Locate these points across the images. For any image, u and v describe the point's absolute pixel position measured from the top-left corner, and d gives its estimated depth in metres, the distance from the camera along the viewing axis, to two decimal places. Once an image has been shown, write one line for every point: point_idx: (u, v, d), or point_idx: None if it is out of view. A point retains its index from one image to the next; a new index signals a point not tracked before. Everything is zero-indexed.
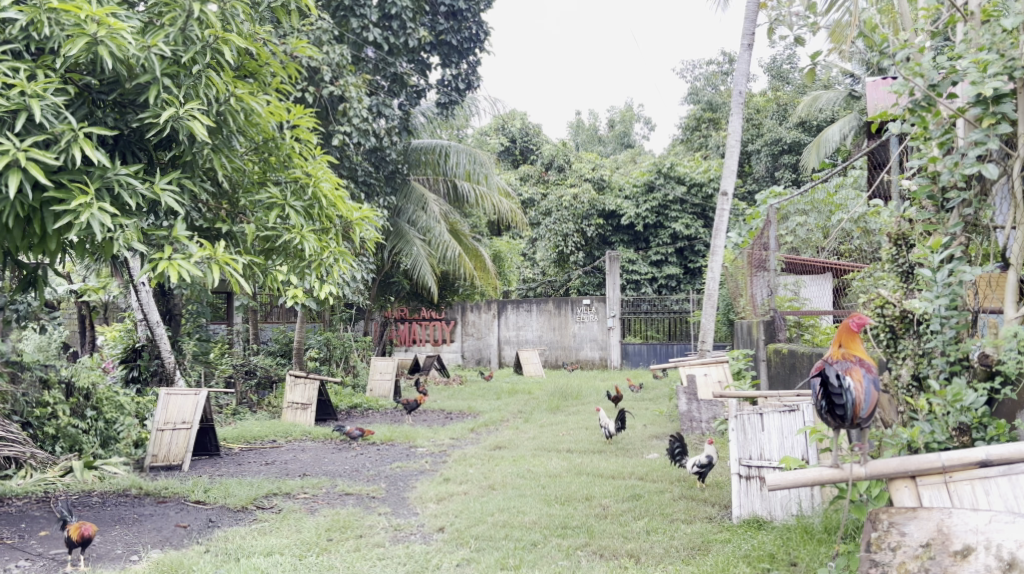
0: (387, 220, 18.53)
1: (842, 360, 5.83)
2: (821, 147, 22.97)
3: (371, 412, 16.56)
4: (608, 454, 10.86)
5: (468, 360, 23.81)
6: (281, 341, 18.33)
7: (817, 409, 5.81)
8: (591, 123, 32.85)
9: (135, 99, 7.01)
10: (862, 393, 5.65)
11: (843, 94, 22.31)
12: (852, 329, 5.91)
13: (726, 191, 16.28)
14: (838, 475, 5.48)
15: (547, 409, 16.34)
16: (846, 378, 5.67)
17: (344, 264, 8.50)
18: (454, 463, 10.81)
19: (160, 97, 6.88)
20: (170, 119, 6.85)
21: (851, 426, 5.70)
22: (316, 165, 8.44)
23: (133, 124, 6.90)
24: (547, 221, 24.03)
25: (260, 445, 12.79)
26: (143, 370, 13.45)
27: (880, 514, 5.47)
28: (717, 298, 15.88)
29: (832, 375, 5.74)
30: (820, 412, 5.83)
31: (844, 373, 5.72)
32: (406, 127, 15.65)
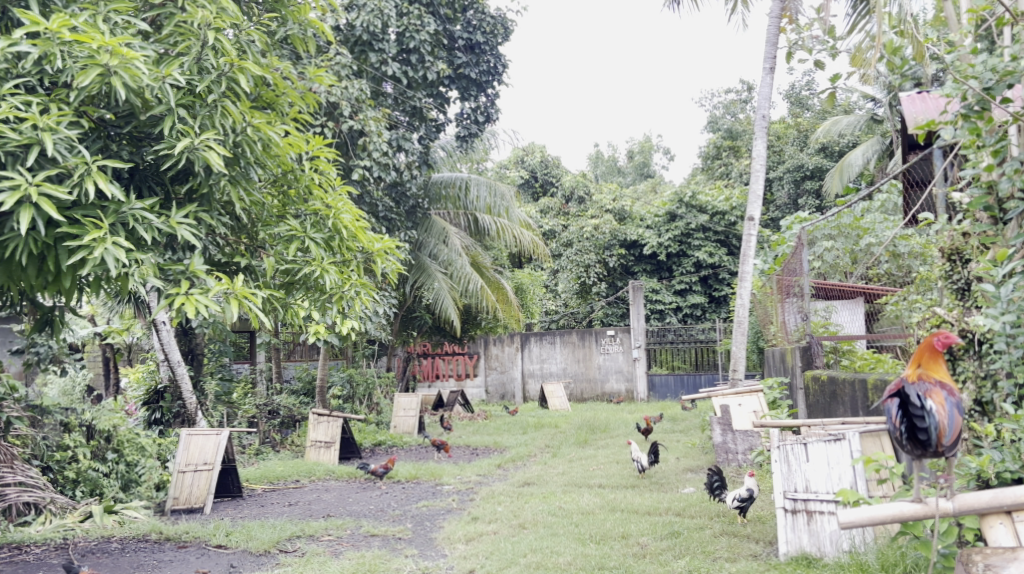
0: (409, 254, 18.35)
1: (921, 380, 5.58)
2: (844, 172, 22.73)
3: (395, 449, 16.26)
4: (641, 489, 10.52)
5: (492, 395, 23.46)
6: (304, 379, 18.11)
7: (896, 432, 5.60)
8: (610, 154, 32.76)
9: (151, 131, 6.78)
10: (946, 418, 5.44)
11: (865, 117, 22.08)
12: (935, 347, 5.64)
13: (752, 216, 15.99)
14: (924, 511, 5.32)
15: (575, 443, 16.00)
16: (929, 402, 5.46)
17: (366, 297, 8.22)
18: (482, 501, 10.48)
19: (175, 127, 6.65)
20: (185, 150, 6.63)
21: (933, 453, 5.50)
22: (336, 197, 8.12)
23: (148, 157, 6.67)
24: (568, 252, 23.81)
25: (282, 485, 12.49)
26: (165, 412, 13.22)
27: (972, 557, 5.54)
28: (748, 325, 15.60)
29: (913, 397, 5.53)
30: (898, 437, 5.62)
31: (926, 396, 5.50)
32: (426, 160, 15.47)
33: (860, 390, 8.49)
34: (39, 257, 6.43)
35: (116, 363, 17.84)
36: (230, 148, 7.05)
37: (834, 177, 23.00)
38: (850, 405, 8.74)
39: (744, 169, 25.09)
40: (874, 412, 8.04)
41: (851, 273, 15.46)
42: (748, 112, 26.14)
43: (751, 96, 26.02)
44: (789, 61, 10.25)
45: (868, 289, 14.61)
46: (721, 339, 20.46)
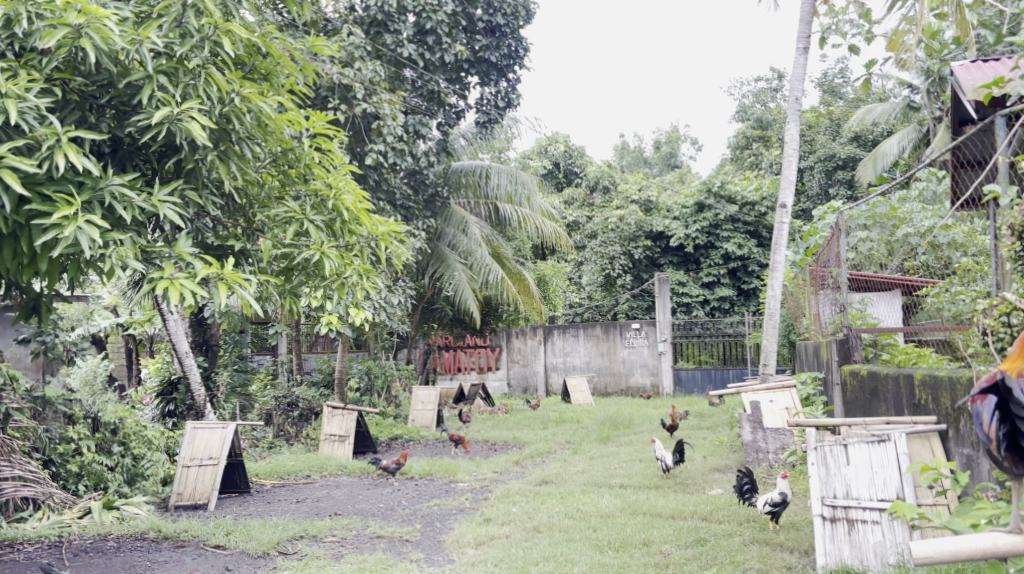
0: (427, 244, 17.79)
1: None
2: (878, 161, 22.04)
3: (413, 444, 15.71)
4: (666, 490, 9.92)
5: (514, 389, 22.91)
6: (323, 372, 17.62)
7: (993, 438, 4.69)
8: (636, 145, 32.07)
9: (130, 100, 6.34)
10: None
11: (901, 104, 21.33)
12: None
13: (784, 203, 15.36)
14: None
15: (597, 439, 15.42)
16: None
17: (371, 285, 7.72)
18: (497, 501, 9.90)
19: (155, 97, 6.20)
20: (166, 120, 6.18)
21: None
22: (338, 175, 7.53)
23: (127, 128, 6.23)
24: (593, 244, 23.20)
25: (292, 481, 11.94)
26: (179, 404, 12.55)
27: None
28: (779, 317, 14.97)
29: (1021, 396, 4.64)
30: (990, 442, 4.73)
31: None
32: (444, 147, 14.90)
33: (905, 385, 7.79)
34: (12, 238, 5.93)
35: (139, 354, 17.38)
36: (216, 120, 6.58)
37: (867, 167, 22.32)
38: (894, 402, 8.07)
39: (775, 160, 24.35)
40: (922, 410, 7.34)
41: (887, 264, 14.80)
42: (778, 100, 25.41)
43: (782, 84, 25.30)
44: (822, 45, 9.65)
45: (905, 281, 13.95)
46: (750, 333, 19.81)
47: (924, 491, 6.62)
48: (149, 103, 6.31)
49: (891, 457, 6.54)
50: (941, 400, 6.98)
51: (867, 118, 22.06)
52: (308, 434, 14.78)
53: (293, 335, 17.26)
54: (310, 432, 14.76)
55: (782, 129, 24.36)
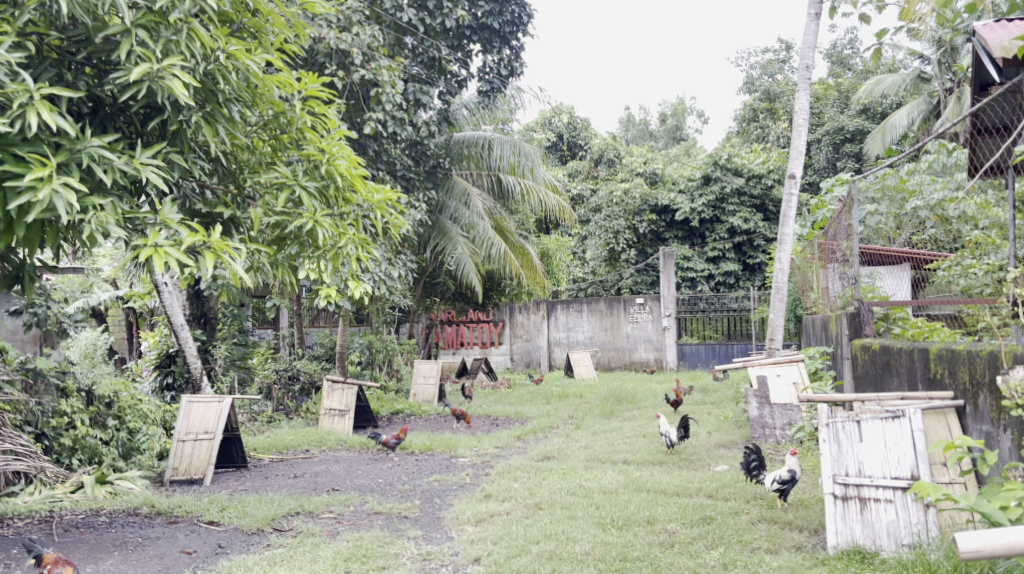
0: (429, 216, 17.52)
1: None
2: (886, 134, 21.68)
3: (414, 418, 15.49)
4: (670, 466, 9.70)
5: (518, 363, 22.71)
6: (325, 345, 17.41)
7: None
8: (642, 117, 31.69)
9: (108, 56, 6.28)
10: None
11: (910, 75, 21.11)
12: None
13: (794, 174, 15.12)
14: None
15: (601, 414, 15.22)
16: None
17: (365, 254, 7.48)
18: (498, 476, 9.69)
19: (134, 53, 6.11)
20: (146, 78, 6.11)
21: None
22: (331, 141, 7.29)
23: (106, 86, 6.18)
24: (597, 218, 22.92)
25: (291, 456, 11.72)
26: (177, 377, 12.22)
27: None
28: (787, 291, 14.72)
29: None
30: None
31: None
32: (446, 117, 14.63)
33: (920, 359, 7.57)
34: None
35: (140, 327, 17.13)
36: (200, 78, 6.50)
37: (876, 140, 21.96)
38: (907, 377, 7.85)
39: (783, 133, 23.99)
40: (937, 385, 7.11)
41: (896, 238, 14.52)
42: (786, 72, 25.03)
43: (790, 56, 24.91)
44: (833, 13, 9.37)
45: (916, 254, 13.71)
46: (755, 307, 19.55)
47: (939, 469, 6.40)
48: (129, 59, 6.23)
49: (905, 433, 6.39)
50: (957, 375, 6.75)
51: (876, 89, 21.72)
52: (308, 409, 14.55)
53: (294, 309, 17.03)
54: (310, 407, 14.54)
55: (790, 102, 24.00)
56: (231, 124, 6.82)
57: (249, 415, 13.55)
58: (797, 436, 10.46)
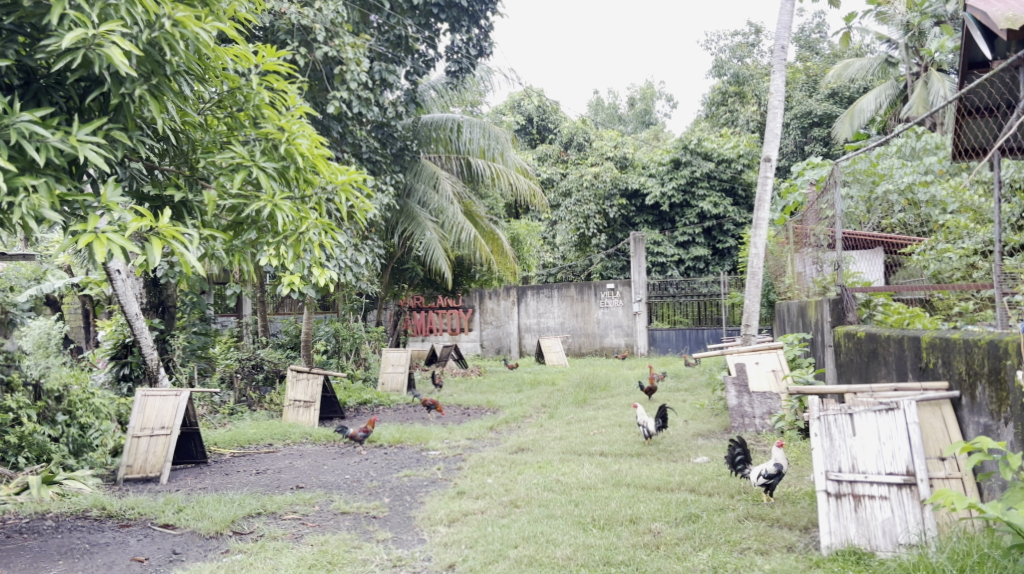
0: (397, 200, 17.05)
1: None
2: (854, 118, 21.53)
3: (382, 408, 15.07)
4: (649, 458, 9.36)
5: (488, 350, 22.33)
6: (290, 334, 16.94)
7: None
8: (611, 101, 31.32)
9: (38, 22, 6.00)
10: None
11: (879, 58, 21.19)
12: None
13: (769, 157, 14.83)
14: None
15: (574, 403, 14.88)
16: None
17: (328, 239, 7.14)
18: (471, 471, 9.31)
19: (67, 17, 5.82)
20: (81, 47, 5.83)
21: None
22: (291, 118, 6.89)
23: (38, 55, 5.91)
24: (567, 202, 22.56)
25: (254, 450, 11.27)
26: (134, 367, 11.72)
27: None
28: (762, 276, 14.42)
29: None
30: None
31: None
32: (413, 98, 14.21)
33: (911, 348, 7.25)
34: None
35: (95, 316, 16.53)
36: (143, 48, 6.15)
37: (843, 124, 21.77)
38: (897, 366, 7.52)
39: (752, 117, 23.71)
40: (930, 375, 6.81)
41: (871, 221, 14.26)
42: (755, 56, 24.77)
43: (759, 39, 24.62)
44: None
45: (892, 238, 13.47)
46: (726, 293, 19.27)
47: (935, 464, 6.12)
48: (62, 25, 5.93)
49: (899, 426, 6.08)
50: (953, 364, 6.43)
51: (844, 72, 21.61)
52: (272, 400, 14.09)
53: (258, 296, 16.55)
54: (274, 398, 14.08)
55: (760, 85, 23.72)
56: (181, 98, 6.50)
57: (210, 407, 13.07)
58: (778, 426, 10.15)
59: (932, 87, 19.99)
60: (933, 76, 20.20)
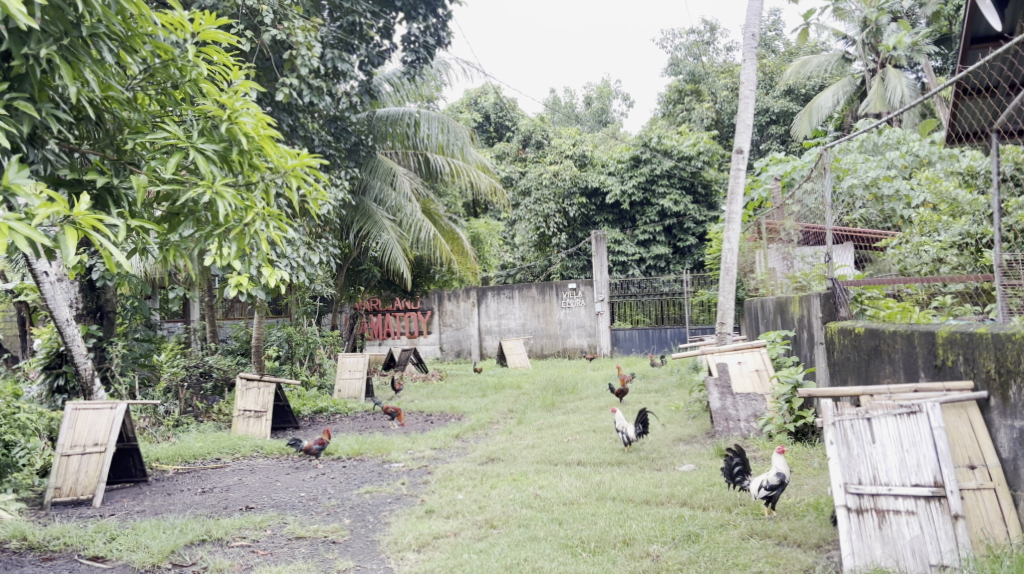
0: (352, 197, 16.22)
1: None
2: (813, 115, 21.70)
3: (339, 417, 14.28)
4: (631, 467, 8.72)
5: (447, 353, 21.56)
6: (240, 339, 16.08)
7: None
8: (567, 101, 30.64)
9: None
10: None
11: (837, 56, 21.73)
12: None
13: (740, 148, 14.21)
14: None
15: (541, 408, 14.17)
16: None
17: (275, 231, 6.51)
18: (438, 486, 8.62)
19: None
20: None
21: None
22: (233, 95, 6.28)
23: None
24: (526, 201, 21.91)
25: (199, 465, 10.47)
26: (70, 378, 10.82)
27: None
28: (736, 272, 13.80)
29: None
30: None
31: None
32: (368, 89, 13.47)
33: (921, 344, 6.64)
34: None
35: (32, 324, 15.58)
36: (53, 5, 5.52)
37: (802, 121, 21.91)
38: (906, 365, 6.87)
39: (706, 114, 23.09)
40: (947, 372, 6.28)
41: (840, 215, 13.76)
42: (711, 54, 24.28)
43: (714, 38, 24.11)
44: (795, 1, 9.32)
45: (863, 232, 12.96)
46: (688, 290, 18.63)
47: (965, 474, 5.80)
48: None
49: (923, 431, 5.74)
50: (978, 362, 5.99)
51: (802, 70, 21.86)
52: (221, 411, 13.21)
53: (206, 300, 15.68)
54: (222, 407, 13.20)
55: (717, 82, 23.17)
56: (102, 66, 5.82)
57: (153, 419, 12.20)
58: (764, 430, 9.52)
59: (889, 84, 20.56)
60: (888, 73, 20.70)
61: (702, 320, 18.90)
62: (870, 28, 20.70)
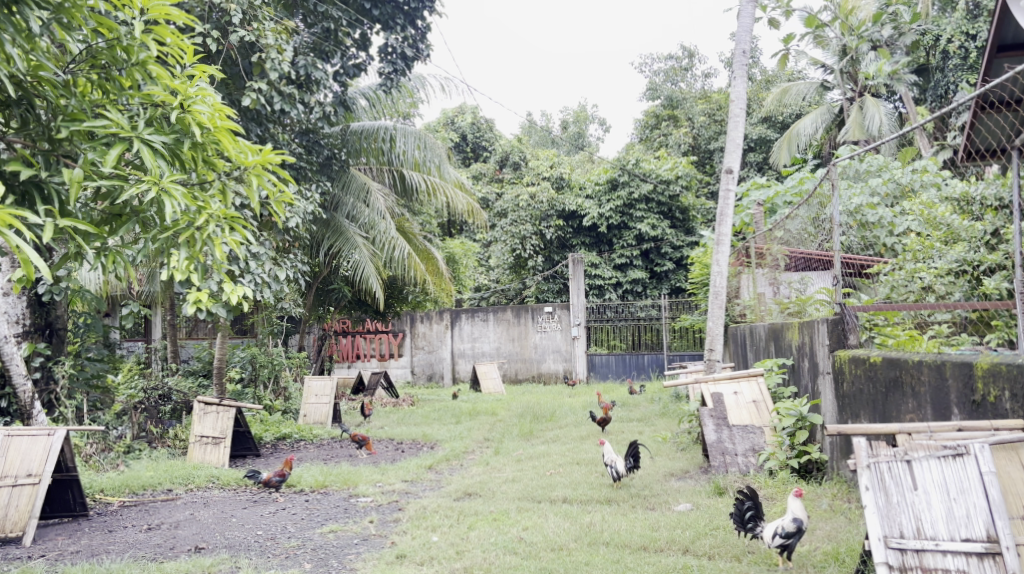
0: (322, 212, 15.46)
1: None
2: (792, 142, 21.50)
3: (304, 444, 13.46)
4: (622, 507, 8.08)
5: (419, 376, 20.71)
6: (203, 360, 15.27)
7: None
8: (544, 124, 30.04)
9: None
10: None
11: (815, 84, 21.61)
12: None
13: (730, 167, 13.51)
14: None
15: (518, 436, 13.44)
16: None
17: (231, 237, 5.97)
18: (410, 526, 7.96)
19: None
20: None
21: None
22: (186, 80, 5.76)
23: None
24: (502, 223, 21.19)
25: (148, 497, 9.82)
26: (12, 401, 9.96)
27: None
28: (726, 295, 13.09)
29: None
30: None
31: None
32: (343, 100, 12.73)
33: (954, 376, 6.14)
34: None
35: None
36: None
37: (782, 149, 21.79)
38: (935, 399, 6.28)
39: (683, 138, 22.47)
40: (995, 408, 5.77)
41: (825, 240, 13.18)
42: (690, 79, 23.80)
43: (693, 63, 23.64)
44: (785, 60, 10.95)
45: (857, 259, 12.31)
46: (666, 317, 17.97)
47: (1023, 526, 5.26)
48: None
49: (972, 477, 5.22)
50: None
51: (782, 99, 21.58)
52: (177, 436, 12.33)
53: (168, 319, 14.89)
54: (178, 433, 12.31)
55: (694, 106, 22.63)
56: (28, 37, 5.37)
57: (103, 444, 11.39)
58: (764, 465, 8.74)
59: (868, 112, 20.25)
60: (866, 101, 20.46)
61: (680, 347, 18.25)
62: (850, 57, 20.46)
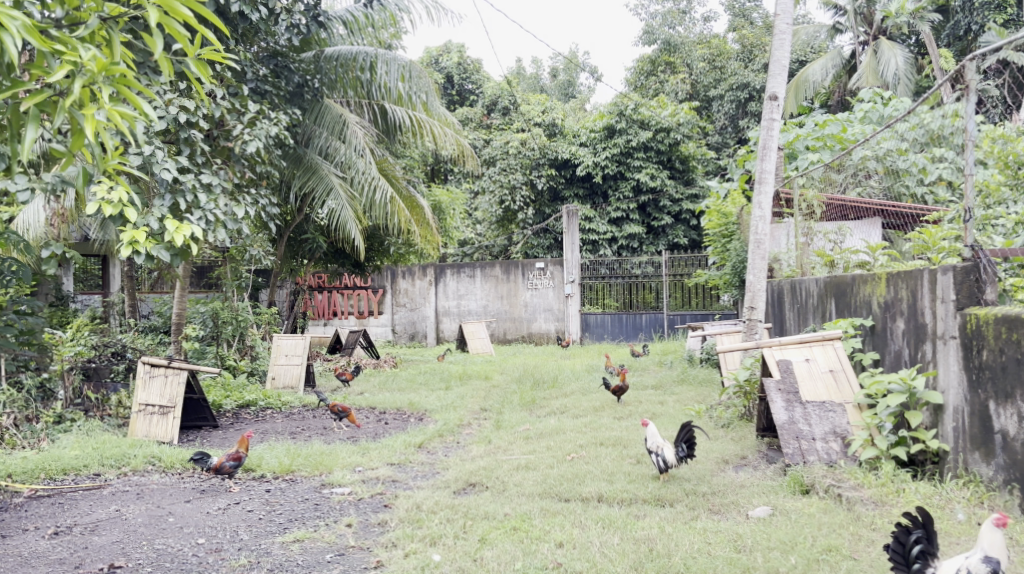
0: (290, 147, 13.26)
1: None
2: (799, 90, 19.21)
3: (270, 413, 11.41)
4: (681, 512, 6.16)
5: (400, 336, 18.64)
6: (164, 314, 13.23)
7: None
8: (533, 70, 27.73)
9: None
10: None
11: (827, 25, 19.50)
12: None
13: (775, 93, 10.73)
14: None
15: (520, 405, 11.48)
16: None
17: (103, 92, 4.65)
18: (400, 536, 6.00)
19: None
20: None
21: None
22: None
23: None
24: (490, 171, 18.90)
25: (70, 485, 7.80)
26: None
27: None
28: (769, 245, 10.84)
29: None
30: None
31: None
32: (316, 14, 10.51)
33: None
34: None
35: None
36: None
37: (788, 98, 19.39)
38: None
39: (680, 86, 20.20)
40: None
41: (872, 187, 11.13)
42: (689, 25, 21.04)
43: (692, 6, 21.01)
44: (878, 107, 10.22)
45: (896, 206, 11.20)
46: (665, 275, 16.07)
47: None
48: None
49: None
50: None
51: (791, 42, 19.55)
52: (121, 404, 9.90)
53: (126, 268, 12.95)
54: (123, 400, 9.88)
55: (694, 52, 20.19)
56: None
57: (27, 413, 9.25)
58: (858, 456, 6.74)
59: (881, 56, 18.17)
60: (882, 44, 18.36)
61: (682, 305, 16.32)
62: None
